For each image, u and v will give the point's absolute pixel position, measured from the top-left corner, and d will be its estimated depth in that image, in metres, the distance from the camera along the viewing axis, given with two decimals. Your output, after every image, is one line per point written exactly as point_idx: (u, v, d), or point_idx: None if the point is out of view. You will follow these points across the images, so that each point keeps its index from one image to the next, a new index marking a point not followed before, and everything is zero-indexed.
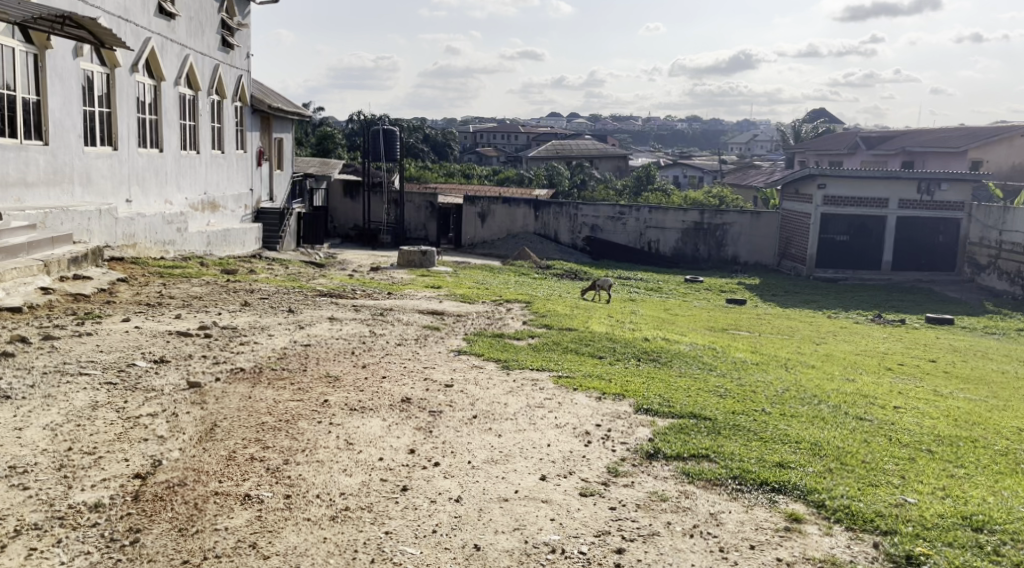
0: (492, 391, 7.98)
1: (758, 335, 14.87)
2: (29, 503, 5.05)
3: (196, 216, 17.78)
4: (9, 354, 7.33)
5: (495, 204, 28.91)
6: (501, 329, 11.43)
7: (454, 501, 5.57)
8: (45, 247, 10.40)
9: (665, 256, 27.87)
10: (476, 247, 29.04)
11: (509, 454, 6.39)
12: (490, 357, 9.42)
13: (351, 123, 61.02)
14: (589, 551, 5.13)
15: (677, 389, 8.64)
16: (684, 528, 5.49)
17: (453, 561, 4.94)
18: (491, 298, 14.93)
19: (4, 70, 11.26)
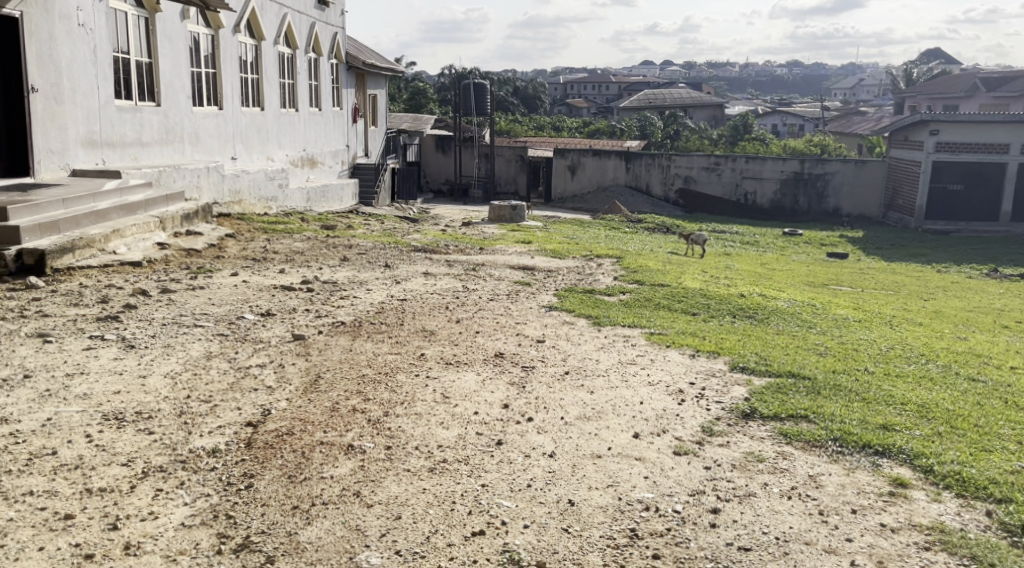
0: (584, 347, 8.05)
1: (862, 291, 14.46)
2: (154, 447, 5.36)
3: (296, 172, 18.27)
4: (132, 306, 7.77)
5: (586, 157, 28.78)
6: (592, 284, 11.44)
7: (548, 456, 5.67)
8: (160, 204, 10.91)
9: (761, 208, 27.27)
10: (566, 200, 29.03)
11: (602, 411, 6.45)
12: (582, 312, 9.46)
13: (441, 78, 61.18)
14: (684, 510, 5.16)
15: (774, 346, 8.52)
16: (782, 490, 5.46)
17: (549, 515, 5.01)
18: (583, 253, 14.91)
19: (119, 35, 11.73)
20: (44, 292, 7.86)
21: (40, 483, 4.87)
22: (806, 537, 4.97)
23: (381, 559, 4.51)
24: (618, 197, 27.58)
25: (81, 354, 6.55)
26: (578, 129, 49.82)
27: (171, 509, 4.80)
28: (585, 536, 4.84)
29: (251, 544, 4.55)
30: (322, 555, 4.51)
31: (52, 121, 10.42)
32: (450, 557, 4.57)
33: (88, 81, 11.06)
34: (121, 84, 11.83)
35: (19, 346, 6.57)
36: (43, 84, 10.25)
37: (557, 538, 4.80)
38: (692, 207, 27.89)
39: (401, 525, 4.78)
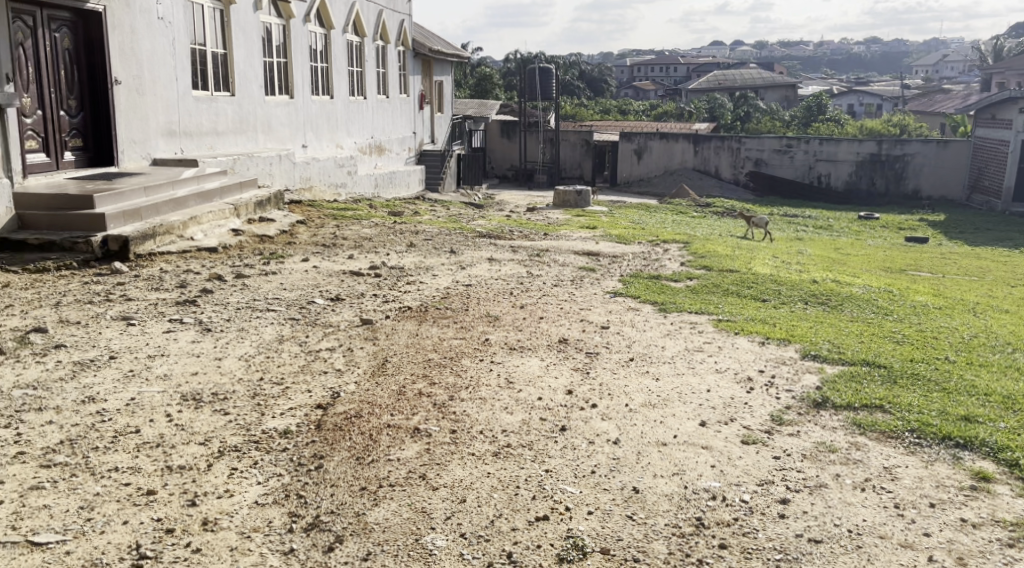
0: (649, 333, 8.04)
1: (943, 277, 14.07)
2: (229, 427, 5.51)
3: (365, 159, 18.57)
4: (209, 290, 8.05)
5: (652, 140, 28.61)
6: (659, 270, 11.39)
7: (612, 444, 5.69)
8: (235, 191, 11.34)
9: (836, 191, 26.72)
10: (632, 184, 28.93)
11: (668, 399, 6.45)
12: (647, 298, 9.45)
13: (507, 62, 61.14)
14: (752, 500, 5.12)
15: (848, 334, 8.39)
16: (855, 482, 5.40)
17: (613, 501, 5.02)
18: (649, 238, 14.82)
19: (196, 27, 12.09)
20: (127, 277, 8.19)
21: (125, 460, 5.02)
22: (880, 530, 4.88)
23: (446, 541, 4.54)
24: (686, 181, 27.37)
25: (162, 337, 6.83)
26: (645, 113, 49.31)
27: (245, 488, 4.89)
28: (649, 524, 4.83)
29: (321, 523, 4.61)
30: (389, 536, 4.54)
31: (134, 112, 10.85)
32: (515, 542, 4.58)
33: (167, 72, 11.44)
34: (198, 75, 12.19)
35: (105, 328, 6.87)
36: (125, 76, 10.70)
37: (621, 525, 4.79)
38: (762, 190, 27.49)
39: (466, 509, 4.81)
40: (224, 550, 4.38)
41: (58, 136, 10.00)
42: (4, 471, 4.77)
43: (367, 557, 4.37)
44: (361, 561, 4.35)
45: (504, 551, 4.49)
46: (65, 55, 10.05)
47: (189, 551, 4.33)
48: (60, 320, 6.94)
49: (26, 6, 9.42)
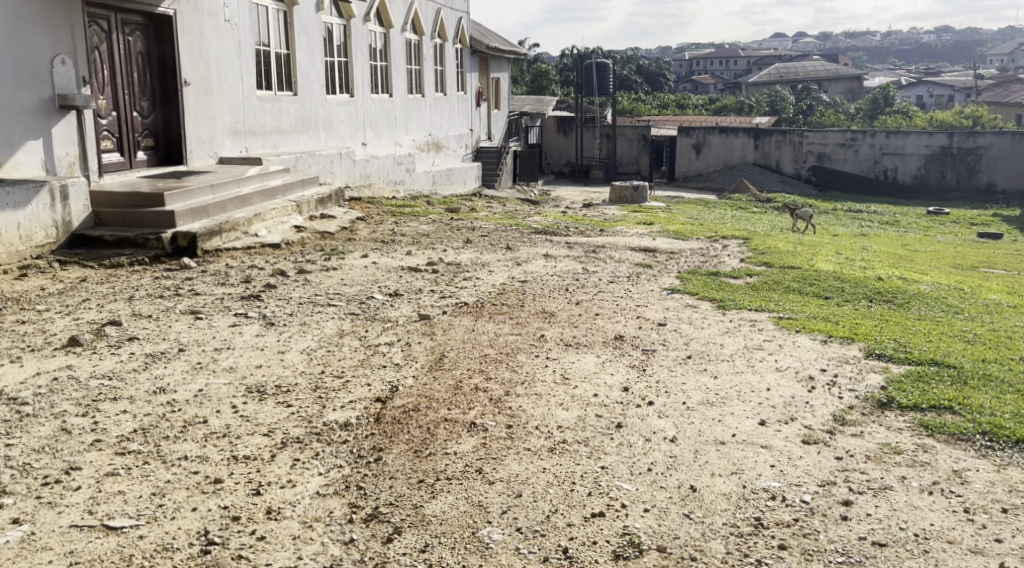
0: (707, 330, 8.02)
1: (1016, 274, 13.64)
2: (292, 419, 5.65)
3: (423, 156, 18.79)
4: (273, 286, 8.26)
5: (711, 135, 28.46)
6: (717, 267, 11.31)
7: (669, 441, 5.66)
8: (297, 188, 11.66)
9: (903, 185, 26.21)
10: (690, 179, 28.78)
11: (725, 397, 6.42)
12: (705, 295, 9.41)
13: (564, 57, 61.00)
14: (813, 501, 5.03)
15: (915, 333, 8.25)
16: (922, 485, 5.28)
17: (670, 500, 4.97)
18: (707, 234, 14.69)
19: (261, 28, 12.40)
20: (195, 272, 8.45)
21: (194, 449, 5.17)
22: (948, 535, 4.76)
23: (503, 535, 4.53)
24: (746, 175, 27.10)
25: (228, 330, 7.04)
26: (704, 108, 48.76)
27: (307, 478, 4.97)
28: (707, 523, 4.78)
29: (380, 515, 4.64)
30: (446, 528, 4.55)
31: (202, 112, 11.21)
32: (570, 537, 4.54)
33: (233, 73, 11.76)
34: (263, 75, 12.50)
35: (175, 322, 7.11)
36: (194, 78, 11.06)
37: (678, 523, 4.75)
38: (826, 184, 27.14)
39: (522, 504, 4.80)
40: (287, 539, 4.43)
41: (131, 136, 10.36)
42: (82, 457, 4.94)
43: (425, 549, 4.38)
44: (418, 553, 4.36)
45: (559, 546, 4.47)
46: (137, 57, 10.40)
47: (254, 538, 4.40)
48: (133, 313, 7.21)
49: (102, 11, 9.77)
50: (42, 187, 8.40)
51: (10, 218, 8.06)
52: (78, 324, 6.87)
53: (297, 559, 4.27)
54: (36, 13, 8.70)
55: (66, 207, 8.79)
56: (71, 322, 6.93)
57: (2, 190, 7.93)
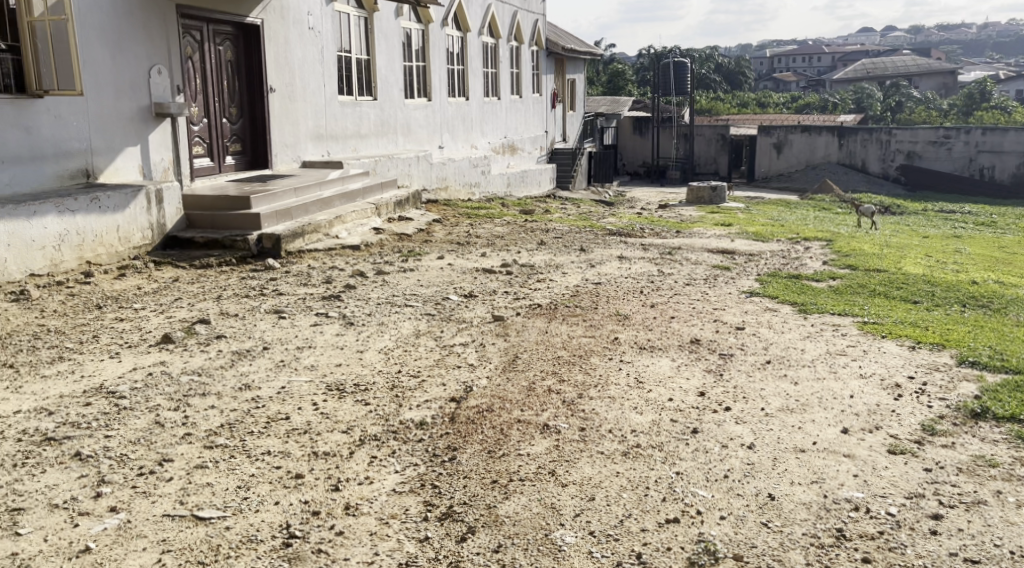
0: (787, 335, 7.92)
1: None
2: (370, 417, 5.80)
3: (499, 158, 18.98)
4: (352, 286, 8.48)
5: (794, 133, 28.23)
6: (799, 270, 11.11)
7: (747, 448, 5.57)
8: (376, 191, 11.98)
9: (1001, 184, 25.35)
10: (771, 178, 28.68)
11: (806, 404, 6.30)
12: (785, 298, 9.30)
13: (641, 57, 60.58)
14: (900, 514, 4.83)
15: (1012, 340, 7.96)
16: (1018, 500, 5.01)
17: (747, 507, 4.87)
18: (788, 236, 14.43)
19: (342, 35, 12.75)
20: (279, 273, 8.73)
21: (277, 444, 5.37)
22: None
23: (575, 538, 4.54)
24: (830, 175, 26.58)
25: (309, 330, 7.25)
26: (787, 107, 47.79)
27: (384, 476, 5.09)
28: (786, 533, 4.64)
29: (454, 514, 4.72)
30: (519, 530, 4.60)
31: (286, 118, 11.58)
32: (644, 543, 4.52)
33: (316, 80, 12.13)
34: (344, 81, 12.85)
35: (260, 321, 7.36)
36: (279, 84, 11.44)
37: (756, 532, 4.63)
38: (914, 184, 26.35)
39: (595, 507, 4.81)
40: (365, 534, 4.53)
41: (221, 141, 10.75)
42: (174, 449, 5.18)
43: (498, 548, 4.44)
44: (492, 552, 4.41)
45: (633, 551, 4.44)
46: (228, 66, 10.79)
47: (333, 533, 4.52)
48: (221, 312, 7.50)
49: (195, 22, 10.18)
50: (139, 191, 8.83)
51: (110, 220, 8.50)
52: (170, 322, 7.17)
53: (374, 555, 4.36)
54: (135, 26, 9.14)
55: (161, 210, 9.20)
56: (164, 320, 7.24)
57: (102, 194, 8.37)
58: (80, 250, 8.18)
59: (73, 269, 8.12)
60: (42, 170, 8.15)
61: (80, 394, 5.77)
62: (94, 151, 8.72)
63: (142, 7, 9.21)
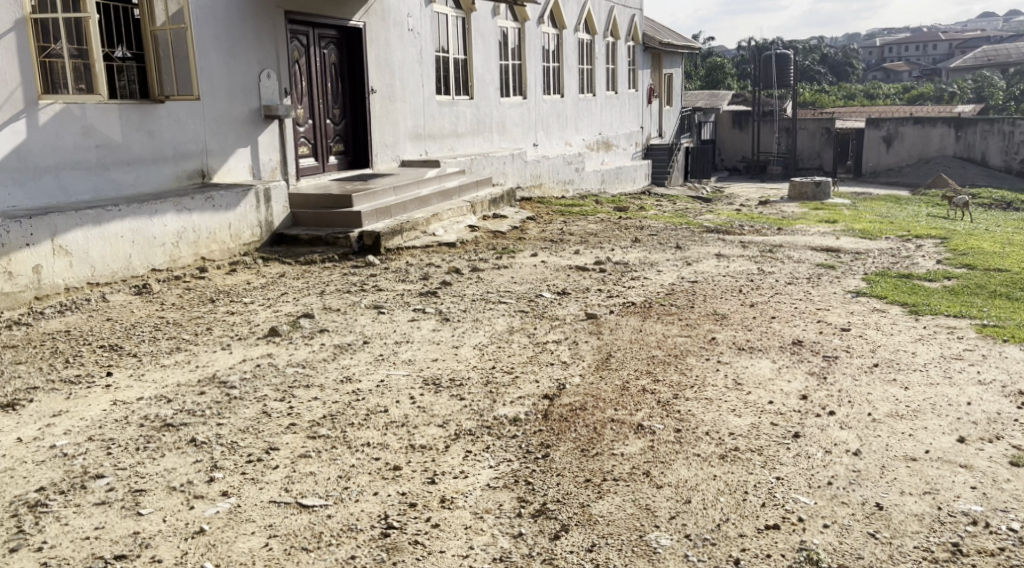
0: (896, 337, 7.68)
1: None
2: (465, 412, 5.91)
3: (593, 155, 18.99)
4: (448, 283, 8.62)
5: (905, 126, 27.47)
6: (911, 269, 10.73)
7: (852, 454, 5.43)
8: (471, 189, 12.17)
9: None
10: (880, 174, 27.98)
11: (917, 410, 6.10)
12: (895, 299, 9.01)
13: (739, 51, 59.45)
14: (1022, 530, 4.62)
15: None
16: None
17: (853, 516, 4.75)
18: (898, 234, 13.94)
19: (440, 35, 12.96)
20: (378, 269, 8.95)
21: (376, 436, 5.52)
22: None
23: (671, 541, 4.52)
24: (945, 170, 25.87)
25: (407, 325, 7.43)
26: (897, 99, 45.97)
27: (479, 470, 5.18)
28: (896, 544, 4.51)
29: (548, 511, 4.77)
30: (613, 530, 4.62)
31: (386, 117, 11.86)
32: (743, 549, 4.47)
33: (414, 80, 12.39)
34: (442, 81, 13.06)
35: (360, 316, 7.58)
36: (380, 86, 11.72)
37: (862, 542, 4.52)
38: None
39: (691, 510, 4.79)
40: (459, 528, 4.62)
41: (325, 142, 11.09)
42: (280, 438, 5.39)
43: (592, 548, 4.47)
44: (586, 551, 4.44)
45: (731, 557, 4.40)
46: (332, 69, 11.11)
47: (429, 525, 4.62)
48: (323, 307, 7.75)
49: (301, 26, 10.51)
50: (250, 190, 9.19)
51: (222, 218, 8.89)
52: (277, 316, 7.46)
53: (469, 549, 4.44)
54: (248, 33, 9.51)
55: (269, 208, 9.55)
56: (271, 313, 7.54)
57: (215, 193, 8.76)
58: (196, 246, 8.60)
59: (188, 264, 8.55)
60: (160, 170, 8.62)
61: (195, 383, 6.07)
62: (209, 152, 9.15)
63: (254, 14, 9.58)
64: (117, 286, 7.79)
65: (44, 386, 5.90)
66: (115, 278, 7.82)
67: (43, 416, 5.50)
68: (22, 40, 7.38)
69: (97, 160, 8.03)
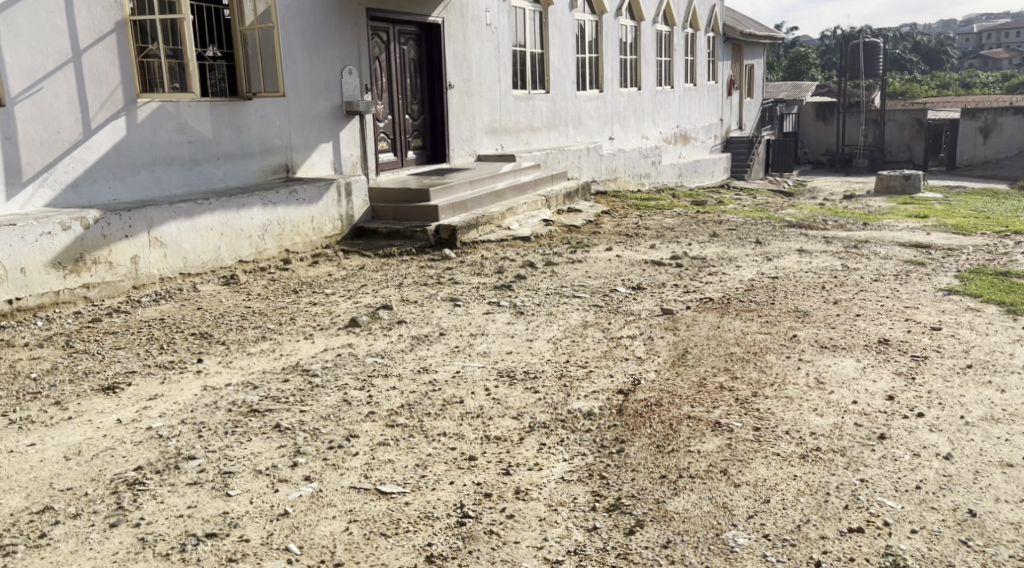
0: (991, 338, 7.43)
1: None
2: (539, 405, 5.96)
3: (670, 149, 18.86)
4: (523, 277, 8.70)
5: (1003, 116, 26.55)
6: (1007, 266, 10.34)
7: (942, 458, 5.30)
8: (546, 183, 12.23)
9: None
10: (976, 166, 27.06)
11: (1013, 414, 5.89)
12: (989, 298, 8.70)
13: (824, 40, 57.97)
14: None
15: None
16: None
17: (943, 522, 4.64)
18: (993, 229, 13.45)
19: (518, 30, 13.02)
20: (455, 263, 9.07)
21: (451, 426, 5.62)
22: None
23: (748, 540, 4.50)
24: None
25: (483, 318, 7.53)
26: (995, 87, 44.15)
27: (553, 463, 5.23)
28: (989, 553, 4.38)
29: (622, 506, 4.79)
30: (689, 527, 4.61)
31: (463, 112, 11.99)
32: (825, 551, 4.41)
33: (491, 75, 12.49)
34: (518, 75, 13.14)
35: (437, 308, 7.71)
36: (458, 81, 11.84)
37: (952, 549, 4.41)
38: None
39: (770, 510, 4.75)
40: (534, 519, 4.68)
41: (403, 137, 11.27)
42: (360, 426, 5.53)
43: (667, 544, 4.47)
44: (661, 547, 4.45)
45: (811, 559, 4.35)
46: (411, 64, 11.28)
47: (504, 516, 4.69)
48: (402, 299, 7.90)
49: (382, 23, 10.71)
50: (331, 184, 9.42)
51: (305, 211, 9.13)
52: (357, 307, 7.65)
53: (544, 540, 4.50)
54: (331, 30, 9.73)
55: (350, 202, 9.77)
56: (351, 305, 7.72)
57: (298, 186, 9.01)
58: (280, 238, 8.86)
59: (273, 256, 8.82)
60: (247, 166, 8.91)
61: (280, 371, 6.27)
62: (293, 147, 9.41)
63: (337, 12, 9.80)
64: (208, 276, 8.10)
65: (141, 371, 6.18)
66: (205, 269, 8.13)
67: (140, 399, 5.76)
68: (122, 41, 7.79)
69: (189, 156, 8.36)
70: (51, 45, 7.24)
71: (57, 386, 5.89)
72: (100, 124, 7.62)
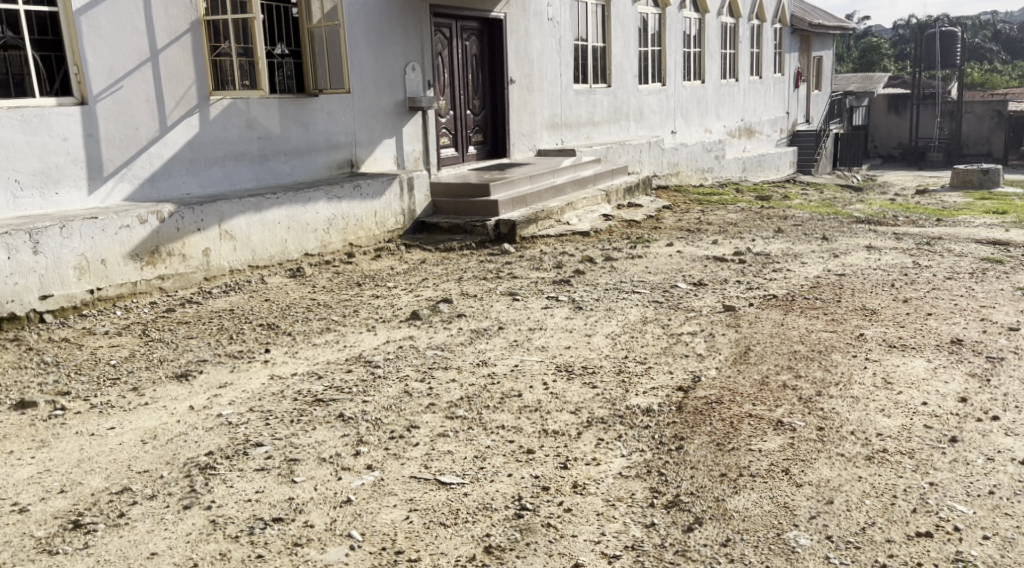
0: None
1: None
2: (597, 400, 5.99)
3: (733, 143, 18.66)
4: (582, 272, 8.73)
5: None
6: None
7: (1017, 463, 5.18)
8: (606, 178, 12.22)
9: None
10: None
11: None
12: None
13: (897, 30, 56.45)
14: None
15: None
16: None
17: (1016, 529, 4.55)
18: None
19: (580, 24, 13.02)
20: (514, 257, 9.14)
21: (510, 420, 5.69)
22: None
23: (810, 541, 4.47)
24: None
25: (541, 312, 7.58)
26: None
27: (611, 459, 5.26)
28: None
29: (681, 503, 4.81)
30: (749, 526, 4.60)
31: (524, 107, 12.06)
32: (891, 555, 4.36)
33: (553, 70, 12.53)
34: (580, 69, 13.14)
35: (497, 302, 7.79)
36: (519, 76, 11.90)
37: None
38: None
39: (832, 511, 4.71)
40: (592, 514, 4.72)
41: (465, 132, 11.38)
42: (420, 417, 5.64)
43: (727, 543, 4.47)
44: (720, 545, 4.45)
45: (876, 562, 4.31)
46: (473, 60, 11.38)
47: (562, 509, 4.75)
48: (462, 293, 8.00)
49: (445, 19, 10.82)
50: (394, 179, 9.57)
51: (369, 206, 9.30)
52: (418, 300, 7.77)
53: (601, 535, 4.54)
54: (395, 27, 9.88)
55: (412, 197, 9.91)
56: (413, 298, 7.85)
57: (363, 181, 9.18)
58: (345, 233, 9.04)
59: (338, 250, 9.01)
60: (313, 161, 9.12)
61: (343, 361, 6.43)
62: (358, 143, 9.59)
63: (402, 10, 9.94)
64: (275, 269, 8.32)
65: (212, 359, 6.39)
66: (273, 262, 8.35)
67: (210, 386, 5.96)
68: (196, 41, 8.04)
69: (258, 151, 8.58)
70: (130, 45, 7.51)
71: (134, 373, 6.13)
72: (175, 121, 7.88)
